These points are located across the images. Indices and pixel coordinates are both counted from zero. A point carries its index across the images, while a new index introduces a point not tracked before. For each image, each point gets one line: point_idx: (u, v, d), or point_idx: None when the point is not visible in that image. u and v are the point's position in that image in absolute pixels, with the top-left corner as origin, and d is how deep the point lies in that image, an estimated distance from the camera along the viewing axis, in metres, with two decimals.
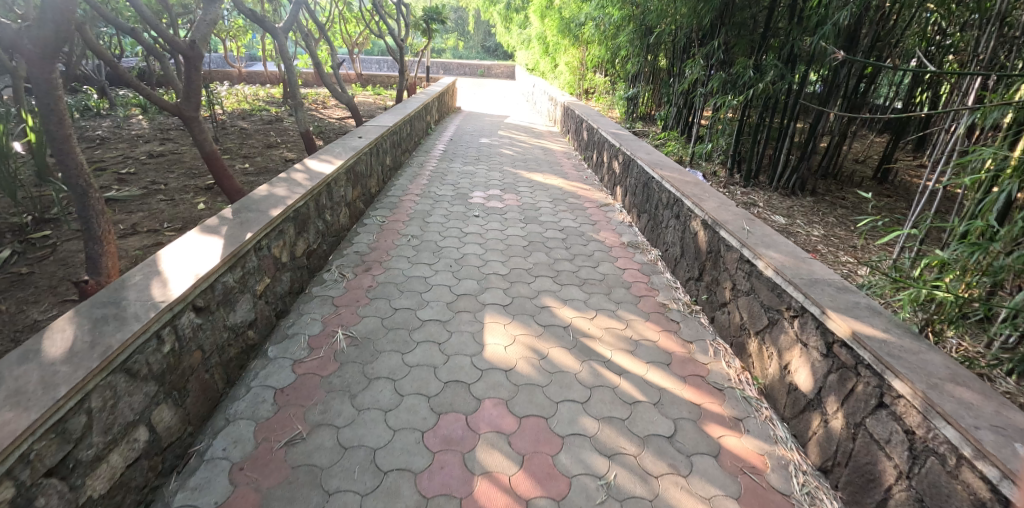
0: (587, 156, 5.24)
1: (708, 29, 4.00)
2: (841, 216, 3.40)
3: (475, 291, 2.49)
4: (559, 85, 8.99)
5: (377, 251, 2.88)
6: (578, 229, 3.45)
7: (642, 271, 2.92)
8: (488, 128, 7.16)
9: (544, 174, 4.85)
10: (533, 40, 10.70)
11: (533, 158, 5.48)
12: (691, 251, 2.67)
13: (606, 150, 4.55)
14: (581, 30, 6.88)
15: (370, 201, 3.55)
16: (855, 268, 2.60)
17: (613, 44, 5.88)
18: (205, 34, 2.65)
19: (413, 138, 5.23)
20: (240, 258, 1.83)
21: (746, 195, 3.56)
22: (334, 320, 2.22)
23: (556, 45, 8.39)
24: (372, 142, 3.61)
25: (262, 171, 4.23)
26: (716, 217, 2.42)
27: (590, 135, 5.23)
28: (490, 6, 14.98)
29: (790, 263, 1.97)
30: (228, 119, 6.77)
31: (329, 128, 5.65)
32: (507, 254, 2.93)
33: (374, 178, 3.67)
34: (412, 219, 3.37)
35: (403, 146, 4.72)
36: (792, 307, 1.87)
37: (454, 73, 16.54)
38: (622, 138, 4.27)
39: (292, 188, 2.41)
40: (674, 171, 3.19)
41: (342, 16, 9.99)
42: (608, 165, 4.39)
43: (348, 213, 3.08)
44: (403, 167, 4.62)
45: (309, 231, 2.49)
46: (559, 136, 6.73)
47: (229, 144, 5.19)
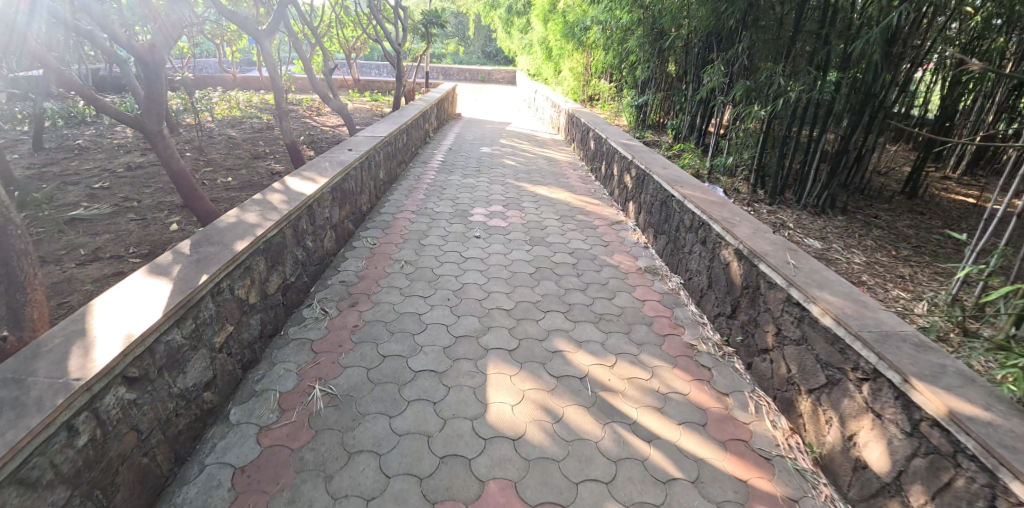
0: (594, 167, 4.95)
1: (728, 34, 3.71)
2: (880, 239, 3.09)
3: (477, 332, 2.17)
4: (562, 91, 8.70)
5: (366, 280, 2.56)
6: (589, 252, 3.13)
7: (664, 303, 2.61)
8: (489, 136, 6.85)
9: (549, 187, 4.53)
10: (534, 45, 10.42)
11: (537, 169, 5.18)
12: (721, 283, 2.36)
13: (616, 162, 4.24)
14: (586, 34, 6.59)
15: (360, 221, 3.23)
16: (909, 304, 2.30)
17: (620, 48, 5.60)
18: (168, 36, 2.36)
19: (409, 148, 4.92)
20: (192, 308, 1.52)
21: (774, 214, 3.25)
22: (313, 370, 1.90)
23: (559, 50, 8.09)
24: (363, 156, 3.29)
25: (245, 185, 3.92)
26: (753, 248, 2.11)
27: (597, 144, 4.94)
28: (491, 11, 14.72)
29: (852, 310, 1.66)
30: (217, 126, 6.47)
31: (321, 138, 5.34)
32: (512, 284, 2.60)
33: (365, 195, 3.35)
34: (406, 241, 3.05)
35: (398, 157, 4.41)
36: (861, 367, 1.56)
37: (455, 78, 16.24)
38: (634, 150, 3.96)
39: (265, 214, 2.10)
40: (698, 189, 2.87)
41: (338, 20, 9.69)
42: (619, 179, 4.07)
43: (334, 237, 2.77)
44: (398, 180, 4.31)
45: (286, 262, 2.18)
46: (564, 145, 6.42)
47: (214, 154, 4.88)
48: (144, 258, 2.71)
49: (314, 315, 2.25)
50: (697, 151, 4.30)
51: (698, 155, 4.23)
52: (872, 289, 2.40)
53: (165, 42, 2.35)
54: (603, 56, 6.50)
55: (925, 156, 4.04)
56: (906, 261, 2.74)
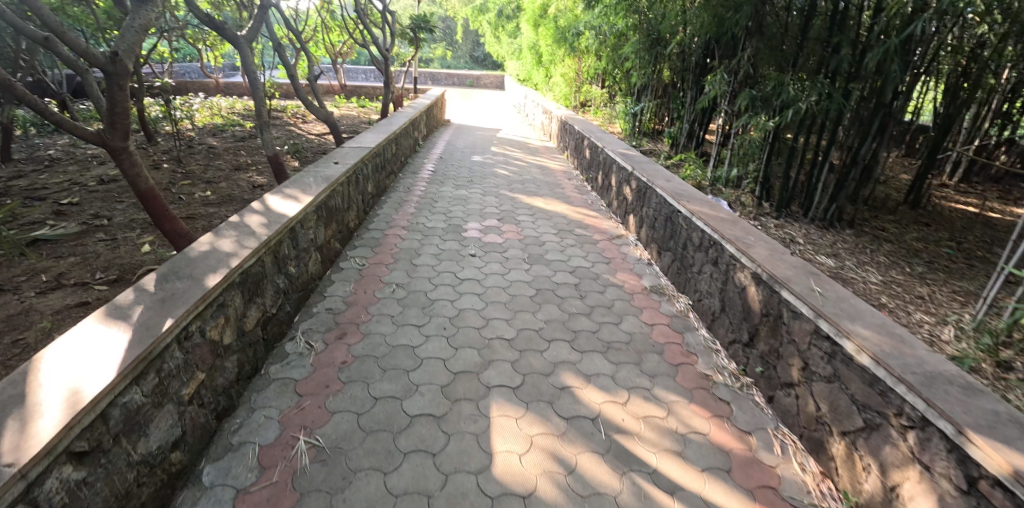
0: (590, 177, 4.80)
1: (730, 41, 3.60)
2: (892, 254, 2.97)
3: (477, 367, 1.99)
4: (553, 97, 8.56)
5: (355, 307, 2.38)
6: (591, 270, 2.97)
7: (673, 328, 2.45)
8: (480, 144, 6.68)
9: (544, 198, 4.37)
10: (524, 50, 10.29)
11: (532, 179, 5.02)
12: (736, 308, 2.21)
13: (614, 173, 4.10)
14: (578, 40, 6.46)
15: (348, 239, 3.05)
16: (936, 328, 2.17)
17: (614, 55, 5.48)
18: (133, 44, 2.16)
19: (398, 159, 4.73)
20: (152, 362, 1.36)
21: (782, 229, 3.12)
22: (296, 417, 1.72)
23: (550, 55, 7.96)
24: (350, 170, 3.11)
25: (224, 199, 3.70)
26: (773, 273, 1.97)
27: (593, 153, 4.79)
28: (479, 15, 14.56)
29: (890, 347, 1.53)
30: (197, 135, 6.23)
31: (307, 147, 5.13)
32: (513, 309, 2.43)
33: (353, 212, 3.17)
34: (397, 261, 2.87)
35: (387, 169, 4.22)
36: (905, 413, 1.42)
37: (443, 83, 16.05)
38: (634, 160, 3.81)
39: (242, 241, 1.92)
40: (706, 205, 2.73)
41: (324, 25, 9.47)
42: (617, 190, 3.93)
43: (320, 259, 2.58)
44: (388, 193, 4.12)
45: (266, 293, 1.99)
46: (557, 153, 6.27)
47: (193, 166, 4.65)
48: (112, 285, 2.51)
49: (298, 350, 2.06)
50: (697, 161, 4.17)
51: (699, 165, 4.10)
52: (894, 311, 2.28)
53: (129, 51, 2.15)
54: (596, 62, 6.37)
55: (928, 166, 3.96)
56: (923, 279, 2.62)
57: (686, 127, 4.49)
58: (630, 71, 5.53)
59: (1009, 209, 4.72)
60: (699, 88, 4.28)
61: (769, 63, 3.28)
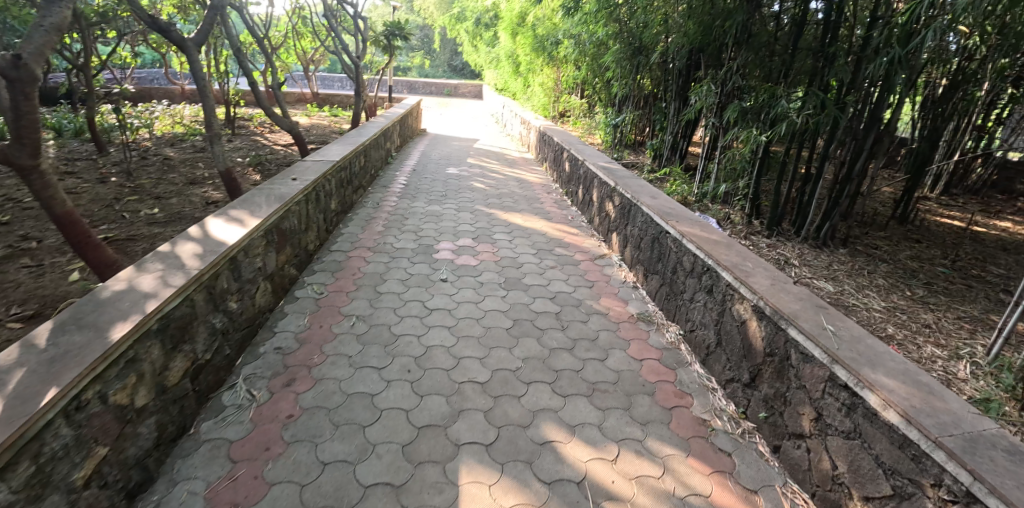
0: (571, 190, 4.59)
1: (717, 51, 3.45)
2: (890, 276, 2.81)
3: (444, 419, 1.73)
4: (531, 107, 8.36)
5: (308, 346, 2.09)
6: (574, 295, 2.74)
7: (664, 362, 2.23)
8: (457, 155, 6.42)
9: (523, 214, 4.12)
10: (502, 59, 10.11)
11: (510, 192, 4.79)
12: (735, 344, 2.00)
13: (595, 187, 3.89)
14: (557, 49, 6.28)
15: (306, 263, 2.76)
16: (949, 363, 1.99)
17: (595, 64, 5.32)
18: (43, 45, 1.87)
19: (368, 172, 4.44)
20: (25, 447, 1.07)
21: (774, 249, 2.94)
22: (226, 492, 1.44)
23: (528, 65, 7.78)
24: (309, 186, 2.82)
25: (172, 217, 3.36)
26: (779, 308, 1.76)
27: (573, 166, 4.59)
28: (457, 24, 14.37)
29: (919, 402, 1.33)
30: (154, 144, 5.84)
31: (269, 159, 4.80)
32: (487, 345, 2.17)
33: (312, 232, 2.88)
34: (360, 288, 2.59)
35: (354, 182, 3.93)
36: (946, 484, 1.20)
37: (420, 92, 15.77)
38: (616, 174, 3.60)
39: (167, 277, 1.63)
40: (697, 226, 2.52)
41: (295, 31, 9.13)
42: (599, 206, 3.71)
43: (270, 289, 2.29)
44: (354, 209, 3.83)
45: (199, 337, 1.71)
46: (536, 165, 6.05)
47: (144, 179, 4.27)
48: (27, 321, 2.18)
49: (238, 401, 1.77)
50: (683, 175, 3.99)
51: (684, 180, 3.91)
52: (902, 344, 2.09)
53: (39, 54, 1.86)
54: (576, 71, 6.19)
55: (916, 180, 3.85)
56: (926, 305, 2.46)
57: (669, 139, 4.31)
58: (611, 81, 5.37)
59: (992, 223, 4.66)
60: (682, 99, 4.11)
61: (760, 74, 3.11)
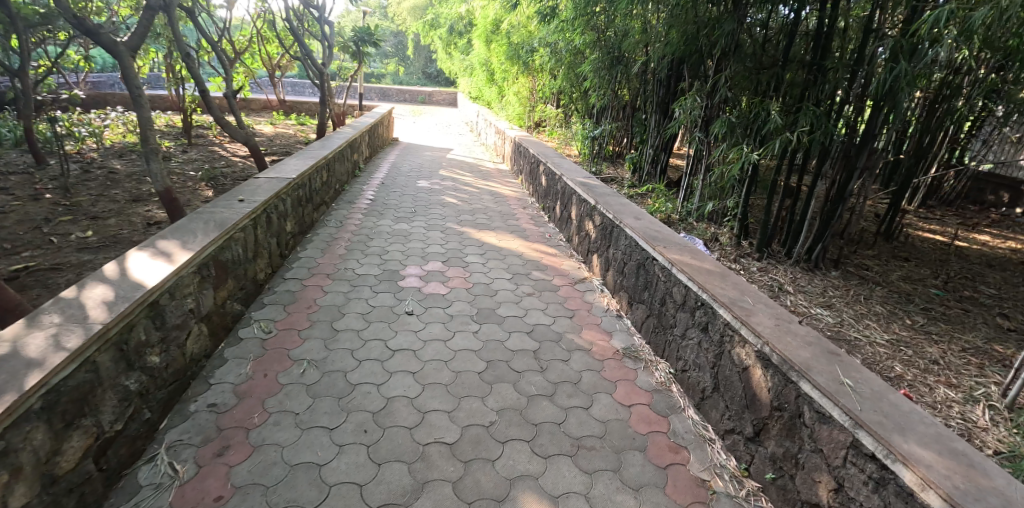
0: (548, 205, 4.37)
1: (702, 62, 3.29)
2: (887, 301, 2.67)
3: (405, 496, 1.47)
4: (506, 116, 8.15)
5: (248, 400, 1.80)
6: (554, 328, 2.50)
7: (656, 409, 2.02)
8: (429, 167, 6.14)
9: (498, 232, 3.88)
10: (476, 67, 9.90)
11: (484, 207, 4.54)
12: (738, 391, 1.80)
13: (574, 203, 3.67)
14: (533, 58, 6.10)
15: (255, 296, 2.45)
16: (966, 408, 1.82)
17: (572, 73, 5.14)
18: None
19: (331, 187, 4.13)
20: None
21: (766, 273, 2.76)
22: None
23: (502, 73, 7.57)
24: (258, 208, 2.52)
25: (107, 239, 2.98)
26: (789, 357, 1.59)
27: (550, 180, 4.36)
28: (430, 31, 14.12)
29: (963, 480, 1.17)
30: (100, 155, 5.37)
31: (224, 173, 4.43)
32: (456, 394, 1.92)
33: (262, 260, 2.57)
34: (314, 324, 2.30)
35: (314, 199, 3.62)
36: None
37: (393, 99, 15.40)
38: (596, 191, 3.38)
39: (61, 334, 1.30)
40: (686, 252, 2.32)
41: (260, 35, 8.73)
42: (579, 225, 3.49)
43: (206, 331, 1.98)
44: (315, 229, 3.52)
45: (108, 406, 1.40)
46: (511, 178, 5.82)
47: (82, 195, 3.80)
48: None
49: (157, 479, 1.47)
50: (665, 191, 3.81)
51: (667, 196, 3.73)
52: (912, 385, 1.93)
53: None
54: (552, 81, 6.01)
55: (900, 196, 3.75)
56: (930, 337, 2.31)
57: (650, 153, 4.13)
58: (588, 91, 5.19)
59: (971, 237, 4.62)
60: (663, 112, 3.94)
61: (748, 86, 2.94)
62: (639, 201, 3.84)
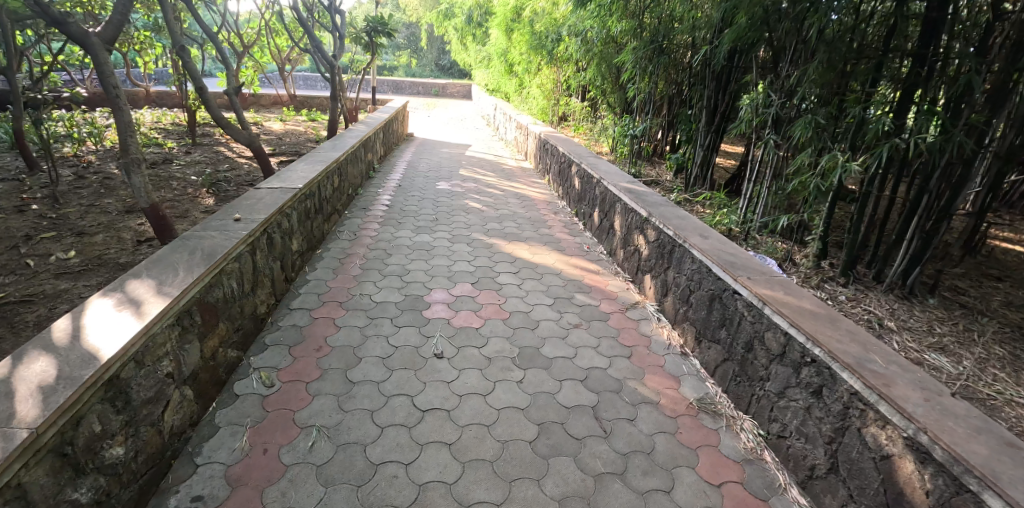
0: (582, 211, 3.94)
1: (772, 50, 2.83)
2: (1006, 340, 2.18)
3: None
4: (527, 109, 7.69)
5: (243, 491, 1.43)
6: (611, 372, 2.09)
7: (751, 489, 1.61)
8: (448, 166, 5.72)
9: (528, 243, 3.46)
10: (494, 58, 9.43)
11: (511, 213, 4.12)
12: (868, 481, 1.40)
13: (617, 212, 3.24)
14: (560, 47, 5.64)
15: (255, 336, 2.08)
16: None
17: (605, 63, 4.68)
18: None
19: (344, 192, 3.74)
20: None
21: (858, 303, 2.32)
22: None
23: (524, 65, 7.11)
24: (258, 228, 2.13)
25: (91, 262, 2.62)
26: (959, 456, 1.17)
27: (584, 183, 3.93)
28: (445, 21, 13.64)
29: None
30: (99, 156, 5.04)
31: (229, 177, 4.06)
32: (505, 476, 1.52)
33: (264, 289, 2.19)
34: (326, 374, 1.91)
35: (326, 208, 3.24)
36: None
37: (407, 93, 14.95)
38: (646, 200, 2.95)
39: None
40: (778, 285, 1.90)
41: (269, 27, 8.35)
42: (625, 237, 3.07)
43: (189, 393, 1.61)
44: (326, 242, 3.14)
45: None
46: (537, 178, 5.39)
47: (71, 206, 3.47)
48: None
49: None
50: (720, 197, 3.35)
51: (723, 203, 3.28)
52: None
53: None
54: (581, 72, 5.55)
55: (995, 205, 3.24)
56: None
57: (700, 154, 3.67)
58: (625, 83, 4.73)
59: None
60: (718, 106, 3.48)
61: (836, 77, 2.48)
62: (689, 208, 3.39)
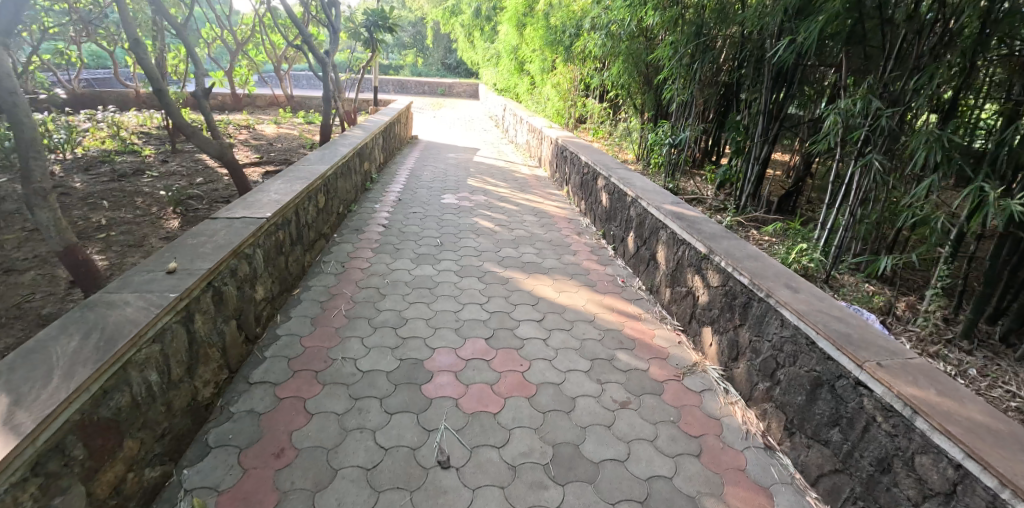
0: (612, 233, 3.36)
1: (864, 46, 2.27)
2: None
3: None
4: (541, 111, 7.11)
5: None
6: (680, 486, 1.54)
7: None
8: (455, 175, 5.15)
9: (551, 273, 2.88)
10: (503, 55, 8.86)
11: (528, 233, 3.55)
12: None
13: (660, 239, 2.67)
14: (579, 43, 5.08)
15: (194, 434, 1.53)
16: None
17: (634, 62, 4.13)
18: None
19: (333, 212, 3.18)
20: None
21: (997, 382, 1.77)
22: None
23: (537, 63, 6.54)
24: (197, 283, 1.56)
25: (6, 312, 2.02)
26: None
27: (614, 201, 3.35)
28: (452, 17, 13.05)
29: None
30: (64, 164, 4.50)
31: (201, 193, 3.52)
32: None
33: (206, 363, 1.63)
34: (286, 500, 1.35)
35: (308, 234, 2.68)
36: None
37: (412, 92, 14.41)
38: (701, 229, 2.38)
39: None
40: (924, 379, 1.38)
41: (264, 24, 7.83)
42: (674, 274, 2.51)
43: None
44: (307, 278, 2.57)
45: None
46: (554, 189, 4.81)
47: (10, 230, 2.92)
48: None
49: None
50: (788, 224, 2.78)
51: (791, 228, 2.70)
52: None
53: None
54: (604, 71, 4.97)
55: None
56: None
57: (751, 169, 3.17)
58: (658, 83, 4.18)
59: None
60: (780, 112, 2.92)
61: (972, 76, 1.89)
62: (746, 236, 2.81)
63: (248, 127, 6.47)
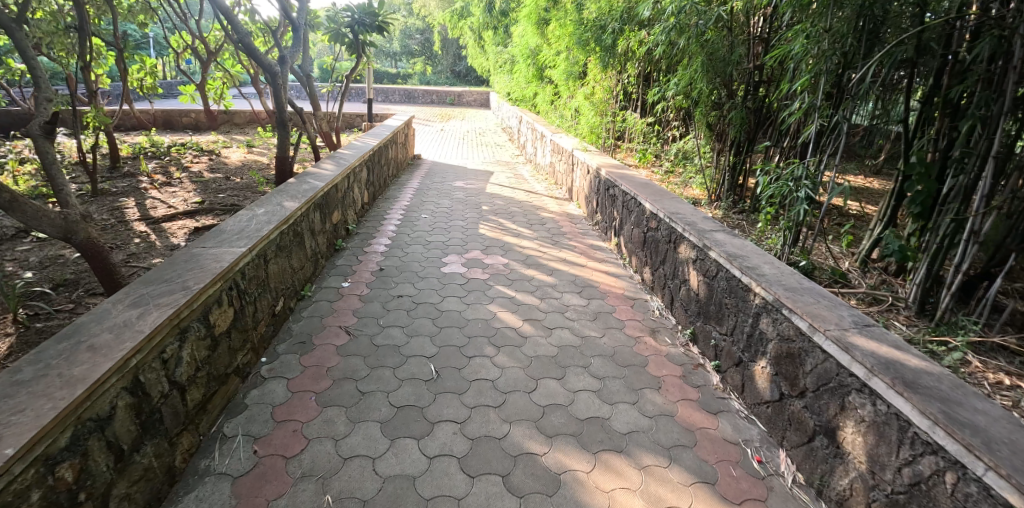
0: (712, 341, 2.08)
1: None
2: None
3: None
4: (566, 125, 5.86)
5: None
6: None
7: None
8: (462, 217, 3.91)
9: (630, 445, 1.61)
10: (519, 59, 7.60)
11: (577, 330, 2.27)
12: None
13: (851, 409, 1.40)
14: (623, 41, 3.86)
15: None
16: None
17: (713, 68, 2.91)
18: None
19: (263, 319, 1.95)
20: None
21: None
22: None
23: (563, 68, 5.33)
24: None
25: None
26: None
27: (715, 292, 2.08)
28: (460, 21, 11.86)
29: None
30: None
31: (73, 278, 2.35)
32: None
33: None
34: None
35: (188, 398, 1.45)
36: None
37: (419, 102, 13.22)
38: (978, 425, 1.13)
39: None
40: None
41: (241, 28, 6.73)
42: (904, 500, 1.25)
43: None
44: (172, 496, 1.35)
45: None
46: (596, 239, 3.55)
47: None
48: None
49: None
50: None
51: None
52: None
53: None
54: (662, 79, 3.71)
55: None
56: None
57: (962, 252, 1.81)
58: (748, 93, 2.94)
59: None
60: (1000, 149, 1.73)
61: None
62: (998, 396, 1.56)
63: (211, 152, 5.30)
